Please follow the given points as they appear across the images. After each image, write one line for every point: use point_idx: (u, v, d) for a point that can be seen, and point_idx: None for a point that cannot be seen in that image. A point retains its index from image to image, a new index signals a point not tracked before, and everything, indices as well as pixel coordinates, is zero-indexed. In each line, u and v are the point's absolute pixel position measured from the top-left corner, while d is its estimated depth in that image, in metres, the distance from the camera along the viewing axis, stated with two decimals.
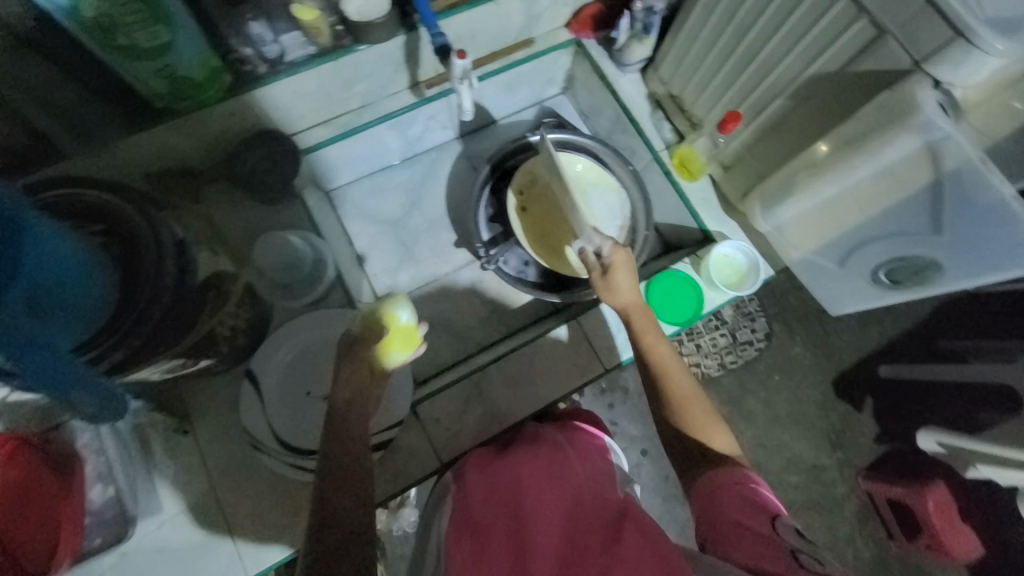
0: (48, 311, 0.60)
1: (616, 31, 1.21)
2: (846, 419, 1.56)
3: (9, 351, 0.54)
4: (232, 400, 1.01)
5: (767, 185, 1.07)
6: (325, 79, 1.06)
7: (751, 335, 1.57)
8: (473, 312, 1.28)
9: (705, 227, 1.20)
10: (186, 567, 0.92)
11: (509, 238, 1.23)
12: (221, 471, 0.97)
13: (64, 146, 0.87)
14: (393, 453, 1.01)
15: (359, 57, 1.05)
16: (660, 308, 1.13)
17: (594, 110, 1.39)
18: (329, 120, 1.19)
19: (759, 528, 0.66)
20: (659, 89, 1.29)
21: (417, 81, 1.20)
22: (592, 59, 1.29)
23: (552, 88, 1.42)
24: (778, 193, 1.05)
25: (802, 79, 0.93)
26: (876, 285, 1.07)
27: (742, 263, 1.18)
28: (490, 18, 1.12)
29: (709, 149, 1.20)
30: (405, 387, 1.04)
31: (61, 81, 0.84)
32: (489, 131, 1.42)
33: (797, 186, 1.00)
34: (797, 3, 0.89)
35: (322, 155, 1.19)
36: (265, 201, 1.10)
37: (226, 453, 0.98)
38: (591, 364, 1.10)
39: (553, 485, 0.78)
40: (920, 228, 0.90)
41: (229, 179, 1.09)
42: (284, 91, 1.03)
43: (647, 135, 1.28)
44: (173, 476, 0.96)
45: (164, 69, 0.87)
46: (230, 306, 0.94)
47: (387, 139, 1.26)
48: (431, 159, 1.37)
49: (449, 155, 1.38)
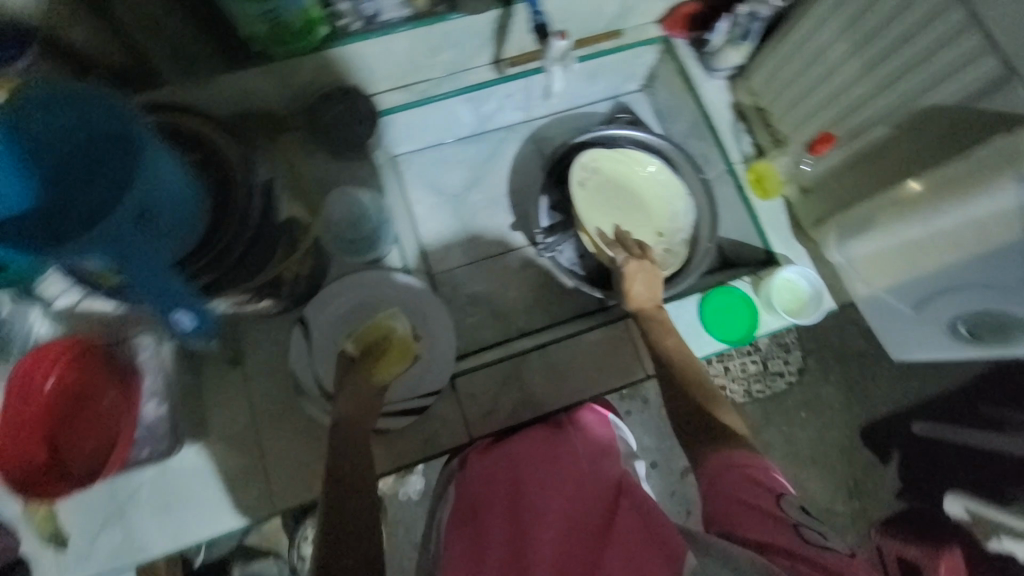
0: (159, 229, 0.65)
1: (712, 33, 1.17)
2: (868, 469, 1.46)
3: (117, 256, 0.61)
4: (282, 343, 1.04)
5: (847, 215, 1.04)
6: (415, 43, 1.06)
7: (783, 368, 1.47)
8: (517, 296, 1.25)
9: (770, 248, 1.17)
10: (222, 491, 0.97)
11: (569, 229, 1.22)
12: (263, 409, 1.01)
13: (168, 74, 0.94)
14: (427, 420, 1.03)
15: (451, 26, 1.05)
16: (712, 324, 1.11)
17: (672, 112, 1.35)
18: (408, 85, 1.18)
19: (765, 505, 0.66)
20: (745, 100, 1.24)
21: (500, 58, 1.19)
22: (678, 60, 1.25)
23: (631, 84, 1.38)
24: (857, 224, 1.02)
25: (919, 105, 0.90)
26: (952, 337, 0.99)
27: (805, 291, 1.12)
28: (585, 3, 1.10)
29: (790, 169, 1.16)
30: (448, 359, 1.03)
31: (171, 11, 0.87)
32: (562, 118, 1.39)
33: (878, 221, 0.97)
34: (924, 26, 0.85)
35: (396, 120, 1.20)
36: (339, 156, 1.13)
37: (269, 393, 1.02)
38: (633, 367, 1.10)
39: (554, 469, 0.84)
40: (1010, 283, 0.84)
41: (308, 128, 1.11)
42: (374, 50, 1.04)
43: (725, 144, 1.22)
44: (220, 405, 1.00)
45: (271, 12, 0.88)
46: (298, 257, 0.93)
47: (460, 113, 1.25)
48: (498, 139, 1.35)
49: (517, 137, 1.36)
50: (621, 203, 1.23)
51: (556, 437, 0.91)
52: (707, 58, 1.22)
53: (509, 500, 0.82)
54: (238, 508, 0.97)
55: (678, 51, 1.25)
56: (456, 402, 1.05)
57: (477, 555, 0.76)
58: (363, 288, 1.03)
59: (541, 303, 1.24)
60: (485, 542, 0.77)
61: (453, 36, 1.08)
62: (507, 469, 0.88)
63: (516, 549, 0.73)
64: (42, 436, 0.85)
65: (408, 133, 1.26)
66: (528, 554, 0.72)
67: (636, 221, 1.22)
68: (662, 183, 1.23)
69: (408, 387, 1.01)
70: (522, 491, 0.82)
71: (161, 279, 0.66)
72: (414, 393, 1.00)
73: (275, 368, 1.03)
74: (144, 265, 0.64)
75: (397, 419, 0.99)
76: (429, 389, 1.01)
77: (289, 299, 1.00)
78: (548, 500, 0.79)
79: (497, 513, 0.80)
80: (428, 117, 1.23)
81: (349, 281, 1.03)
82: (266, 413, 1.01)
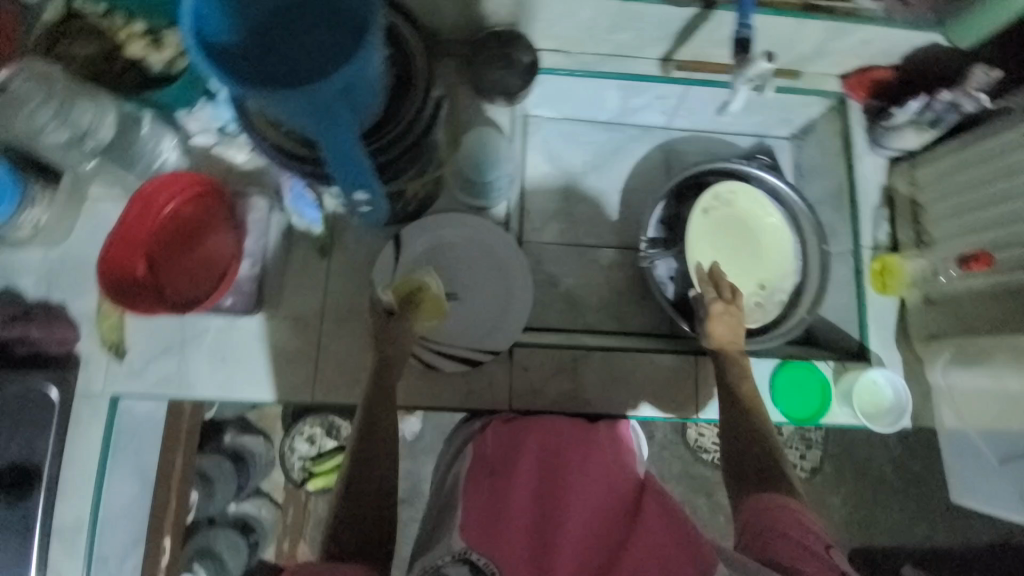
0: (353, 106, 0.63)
1: (900, 108, 1.09)
2: None
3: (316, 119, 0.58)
4: (369, 253, 1.05)
5: (971, 344, 1.02)
6: (603, 14, 1.03)
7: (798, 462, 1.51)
8: (594, 293, 1.23)
9: (867, 343, 1.11)
10: (274, 365, 1.01)
11: (672, 248, 1.18)
12: (333, 306, 1.04)
13: None
14: (476, 375, 1.04)
15: (647, 10, 1.01)
16: (780, 395, 1.07)
17: (814, 172, 1.28)
18: (573, 53, 1.15)
19: (809, 542, 0.65)
20: (902, 187, 1.16)
21: (671, 57, 1.15)
22: (846, 123, 1.18)
23: (783, 128, 1.30)
24: (974, 357, 1.01)
25: None
26: None
27: (887, 399, 1.06)
28: (786, 33, 1.04)
29: (923, 274, 1.11)
30: (516, 326, 1.05)
31: None
32: (701, 138, 1.33)
33: (999, 361, 0.98)
34: None
35: (549, 81, 1.17)
36: (481, 95, 1.10)
37: (343, 294, 1.04)
38: (686, 404, 1.07)
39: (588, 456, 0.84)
40: None
41: (464, 59, 1.09)
42: (562, 7, 1.02)
43: (861, 224, 1.16)
44: (297, 286, 1.03)
45: None
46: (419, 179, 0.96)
47: (609, 97, 1.22)
48: (632, 135, 1.31)
49: (651, 140, 1.32)
50: (731, 243, 1.19)
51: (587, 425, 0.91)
52: (881, 131, 1.15)
53: (538, 470, 0.81)
54: (281, 386, 1.01)
55: (849, 114, 1.18)
56: (508, 370, 1.05)
57: (497, 513, 0.76)
58: (467, 232, 1.06)
59: (614, 308, 1.23)
60: (513, 506, 0.76)
61: (641, 20, 1.04)
62: (535, 438, 0.87)
63: (543, 525, 0.74)
64: (148, 251, 0.89)
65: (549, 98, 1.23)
66: (557, 534, 0.73)
67: (740, 266, 1.19)
68: (781, 239, 1.18)
69: (475, 336, 1.04)
70: (554, 466, 0.82)
71: (351, 152, 0.64)
72: (479, 345, 1.03)
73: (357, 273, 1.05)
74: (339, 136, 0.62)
75: (454, 363, 1.02)
76: (492, 347, 1.03)
77: (397, 213, 1.03)
78: (575, 481, 0.79)
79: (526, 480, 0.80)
80: (577, 90, 1.20)
81: (457, 219, 1.06)
82: (334, 312, 1.03)
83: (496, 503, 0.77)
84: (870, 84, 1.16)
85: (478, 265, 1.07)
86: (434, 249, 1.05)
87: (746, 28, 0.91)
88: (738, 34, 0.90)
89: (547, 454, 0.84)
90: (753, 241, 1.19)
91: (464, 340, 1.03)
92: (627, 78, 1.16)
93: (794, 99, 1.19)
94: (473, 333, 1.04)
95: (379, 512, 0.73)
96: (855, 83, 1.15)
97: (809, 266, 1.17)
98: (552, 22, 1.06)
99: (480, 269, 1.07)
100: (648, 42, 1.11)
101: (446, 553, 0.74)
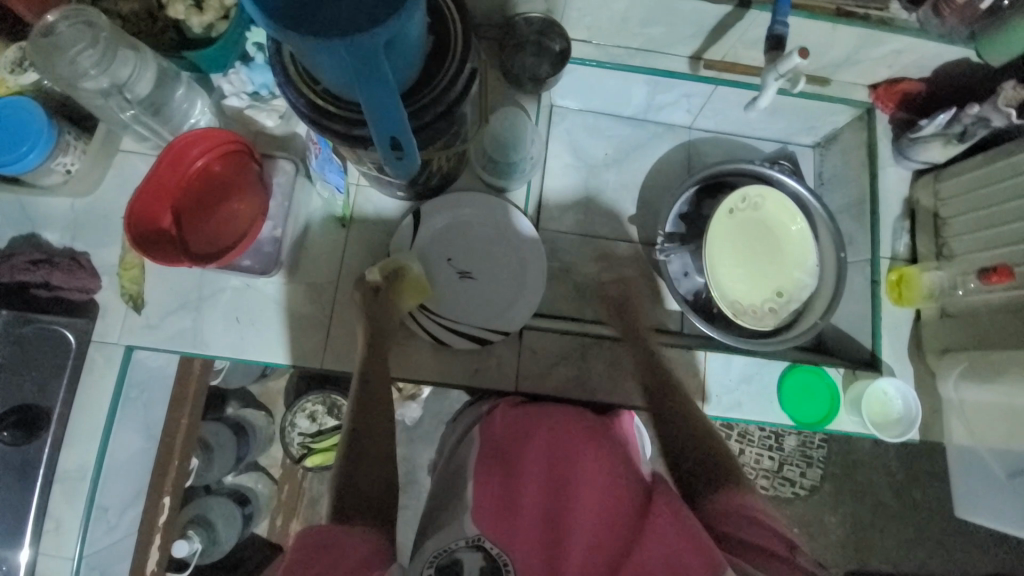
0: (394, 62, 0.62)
1: (927, 120, 1.07)
2: None
3: (361, 69, 0.57)
4: (388, 227, 1.08)
5: (991, 358, 1.00)
6: (637, 6, 1.04)
7: (796, 478, 1.50)
8: (607, 285, 1.23)
9: (878, 353, 1.10)
10: (286, 328, 1.02)
11: (688, 244, 1.19)
12: (349, 275, 1.05)
13: None
14: (484, 354, 1.05)
15: (680, 5, 1.02)
16: (787, 397, 1.07)
17: (836, 181, 1.28)
18: (603, 46, 1.17)
19: (773, 547, 0.66)
20: (925, 199, 1.16)
21: (700, 56, 1.16)
22: (872, 134, 1.18)
23: (806, 136, 1.31)
24: (991, 371, 1.00)
25: None
26: None
27: (895, 409, 1.06)
28: (818, 37, 1.05)
29: (940, 286, 1.09)
30: (527, 309, 1.05)
31: None
32: (723, 140, 1.34)
33: (1015, 376, 0.96)
34: None
35: (577, 71, 1.18)
36: (510, 81, 1.13)
37: (360, 265, 1.05)
38: (692, 400, 1.07)
39: (596, 449, 0.80)
40: None
41: (495, 44, 1.12)
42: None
43: (881, 235, 1.15)
44: (316, 253, 1.04)
45: None
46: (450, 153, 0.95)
47: (635, 92, 1.23)
48: (655, 133, 1.32)
49: (674, 139, 1.33)
50: (749, 246, 1.18)
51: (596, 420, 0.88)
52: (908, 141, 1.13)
53: (547, 454, 0.79)
54: (293, 351, 1.02)
55: (876, 125, 1.18)
56: (517, 352, 1.06)
57: (506, 507, 0.74)
58: (487, 213, 1.07)
59: None
60: (520, 493, 0.75)
61: (675, 14, 1.05)
62: (546, 424, 0.84)
63: (552, 522, 0.72)
64: (174, 206, 0.90)
65: (576, 89, 1.24)
66: (564, 530, 0.70)
67: (756, 268, 1.18)
68: (799, 245, 1.17)
69: (487, 316, 1.04)
70: (564, 450, 0.79)
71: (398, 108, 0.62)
72: (489, 325, 1.04)
73: (376, 245, 1.07)
74: (385, 92, 0.60)
75: (464, 341, 1.03)
76: (502, 327, 1.04)
77: (420, 188, 1.04)
78: (584, 466, 0.76)
79: (535, 464, 0.78)
80: (605, 83, 1.21)
81: (476, 199, 1.07)
82: (349, 282, 1.04)
83: (503, 488, 0.76)
84: (899, 95, 1.15)
85: (494, 246, 1.07)
86: (452, 228, 1.07)
87: (781, 25, 0.92)
88: (773, 32, 0.91)
89: (557, 438, 0.81)
90: (772, 245, 1.18)
91: (476, 318, 1.04)
92: (655, 73, 1.16)
93: (820, 106, 1.19)
94: (485, 313, 1.05)
95: (378, 475, 0.76)
96: (884, 92, 1.15)
97: (824, 273, 1.15)
98: (586, 10, 1.07)
99: (496, 250, 1.07)
100: (680, 38, 1.11)
101: (458, 538, 0.74)
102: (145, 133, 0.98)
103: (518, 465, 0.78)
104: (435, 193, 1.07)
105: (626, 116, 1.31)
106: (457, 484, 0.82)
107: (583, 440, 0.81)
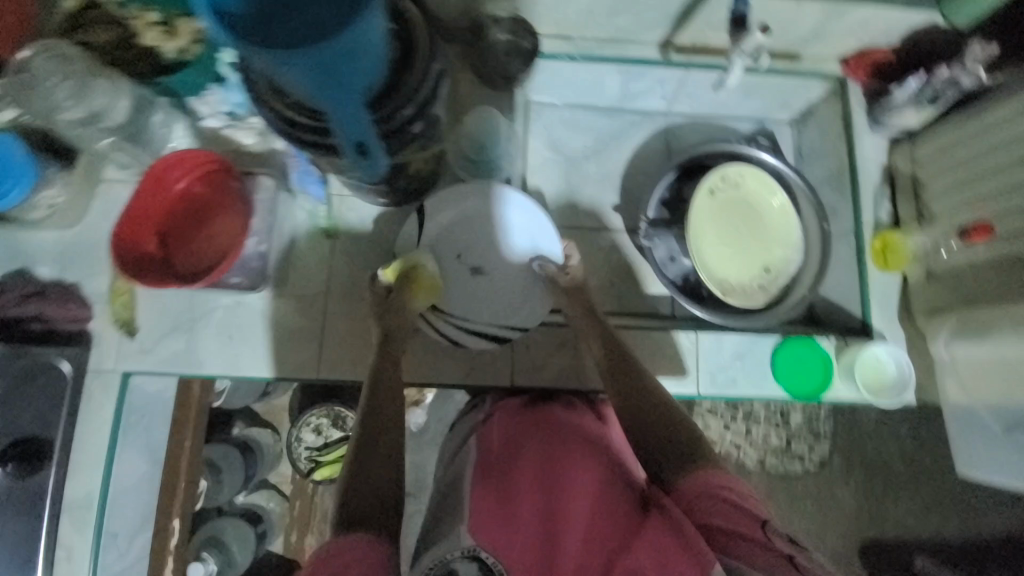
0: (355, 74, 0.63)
1: (898, 86, 1.08)
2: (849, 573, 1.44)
3: (325, 82, 0.59)
4: (373, 235, 1.08)
5: (972, 316, 1.02)
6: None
7: (804, 452, 1.45)
8: (596, 275, 1.23)
9: (868, 320, 1.12)
10: (279, 340, 1.03)
11: (671, 228, 1.18)
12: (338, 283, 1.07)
13: None
14: (478, 350, 1.08)
15: None
16: (781, 370, 1.08)
17: (814, 155, 1.27)
18: (577, 41, 1.17)
19: (751, 535, 0.65)
20: (902, 165, 1.17)
21: (670, 42, 1.18)
22: (846, 104, 1.18)
23: (782, 112, 1.29)
24: (975, 329, 1.02)
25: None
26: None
27: (889, 374, 1.06)
28: (784, 13, 1.06)
29: (924, 249, 1.11)
30: (520, 305, 1.06)
31: None
32: (704, 122, 1.31)
33: (995, 332, 0.98)
34: None
35: (551, 65, 1.18)
36: (484, 80, 1.15)
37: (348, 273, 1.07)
38: (688, 379, 1.09)
39: (589, 452, 0.81)
40: None
41: (467, 44, 1.12)
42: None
43: (863, 202, 1.16)
44: (304, 264, 1.06)
45: None
46: (426, 157, 0.95)
47: (609, 81, 1.22)
48: (633, 122, 1.29)
49: (650, 126, 1.30)
50: (736, 222, 1.19)
51: (590, 423, 0.89)
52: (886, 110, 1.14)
53: (553, 456, 0.81)
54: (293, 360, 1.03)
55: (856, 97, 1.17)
56: (515, 343, 1.07)
57: (504, 521, 0.75)
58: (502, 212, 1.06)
59: (616, 290, 1.23)
60: (519, 486, 0.78)
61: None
62: (554, 427, 0.86)
63: (546, 531, 0.72)
64: (158, 227, 0.91)
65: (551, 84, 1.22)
66: (557, 539, 0.71)
67: (744, 247, 1.18)
68: (782, 221, 1.18)
69: (504, 313, 1.05)
70: (568, 451, 0.81)
71: (357, 118, 0.65)
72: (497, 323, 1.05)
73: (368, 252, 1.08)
74: (344, 99, 0.62)
75: (480, 340, 1.04)
76: (518, 325, 1.05)
77: (402, 193, 1.04)
78: (587, 468, 0.78)
79: (540, 463, 0.80)
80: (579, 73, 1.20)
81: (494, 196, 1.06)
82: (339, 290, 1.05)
83: (503, 485, 0.79)
84: (869, 64, 1.15)
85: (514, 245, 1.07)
86: (470, 228, 1.06)
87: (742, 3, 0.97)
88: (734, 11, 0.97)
89: (560, 442, 0.83)
90: (760, 220, 1.19)
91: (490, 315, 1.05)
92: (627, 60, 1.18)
93: (794, 81, 1.19)
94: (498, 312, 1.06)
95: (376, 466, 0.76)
96: (855, 63, 1.16)
97: (809, 246, 1.16)
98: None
99: (514, 250, 1.07)
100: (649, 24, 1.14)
101: (453, 549, 0.76)
102: (126, 158, 1.00)
103: (521, 462, 0.81)
104: (417, 195, 1.08)
105: (602, 107, 1.28)
106: (457, 495, 0.83)
107: (585, 442, 0.83)
